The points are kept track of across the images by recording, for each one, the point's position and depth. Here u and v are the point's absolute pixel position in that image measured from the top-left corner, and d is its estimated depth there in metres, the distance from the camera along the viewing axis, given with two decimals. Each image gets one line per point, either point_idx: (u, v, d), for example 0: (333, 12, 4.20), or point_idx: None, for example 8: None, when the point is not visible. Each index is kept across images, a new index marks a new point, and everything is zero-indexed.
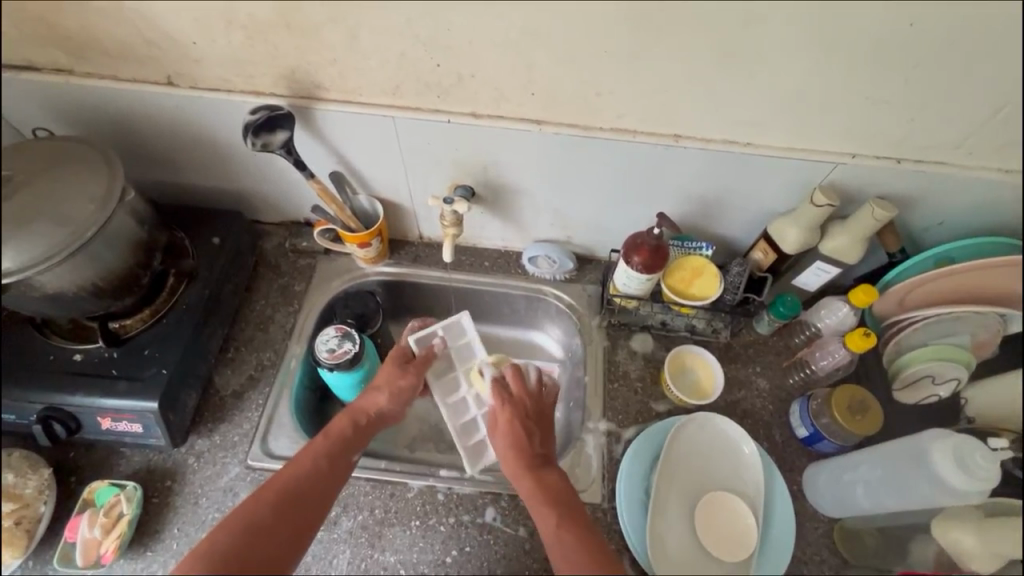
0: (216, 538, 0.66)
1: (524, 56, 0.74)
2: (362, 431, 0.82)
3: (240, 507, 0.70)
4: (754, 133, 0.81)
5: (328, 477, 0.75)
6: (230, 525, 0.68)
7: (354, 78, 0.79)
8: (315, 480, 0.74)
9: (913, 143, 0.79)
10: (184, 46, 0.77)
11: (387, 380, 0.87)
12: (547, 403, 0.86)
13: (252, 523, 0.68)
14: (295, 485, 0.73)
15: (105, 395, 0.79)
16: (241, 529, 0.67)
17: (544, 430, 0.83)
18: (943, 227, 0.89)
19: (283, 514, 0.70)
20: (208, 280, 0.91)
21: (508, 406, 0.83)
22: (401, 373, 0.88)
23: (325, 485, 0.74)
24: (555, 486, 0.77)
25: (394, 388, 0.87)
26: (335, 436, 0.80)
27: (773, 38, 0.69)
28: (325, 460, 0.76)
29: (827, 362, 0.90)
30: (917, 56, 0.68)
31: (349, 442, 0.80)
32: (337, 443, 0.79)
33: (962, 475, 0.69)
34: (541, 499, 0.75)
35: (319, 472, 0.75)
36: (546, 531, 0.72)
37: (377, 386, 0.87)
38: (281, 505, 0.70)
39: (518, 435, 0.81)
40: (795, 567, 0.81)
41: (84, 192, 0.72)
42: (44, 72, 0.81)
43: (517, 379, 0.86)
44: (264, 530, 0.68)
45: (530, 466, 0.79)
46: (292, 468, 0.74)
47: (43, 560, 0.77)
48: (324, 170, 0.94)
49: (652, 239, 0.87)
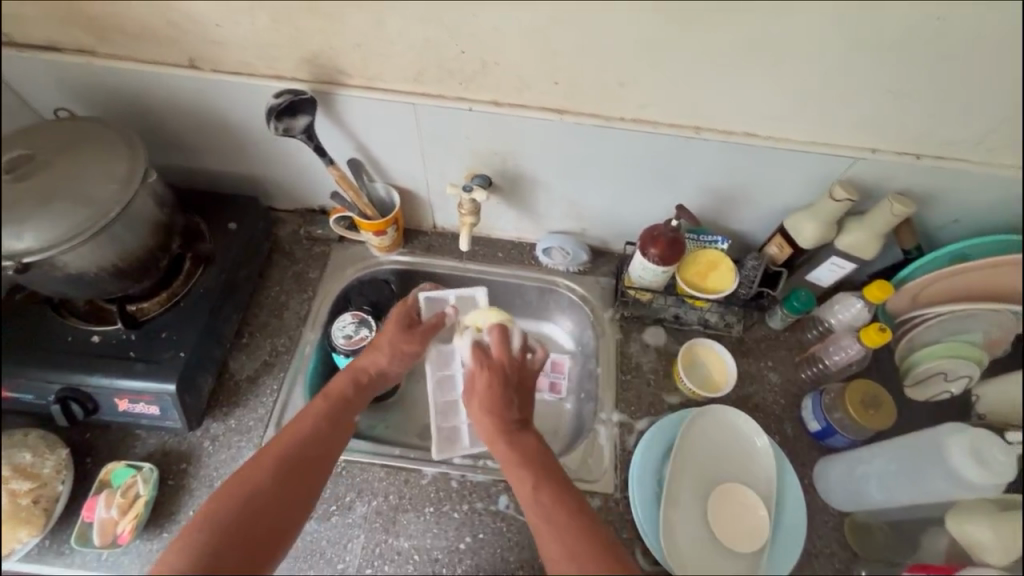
0: (222, 499, 0.67)
1: (548, 44, 0.74)
2: (362, 392, 0.83)
3: (239, 475, 0.70)
4: (774, 126, 0.81)
5: (326, 444, 0.75)
6: (232, 489, 0.68)
7: (376, 64, 0.79)
8: (313, 447, 0.74)
9: (933, 139, 0.79)
10: (208, 28, 0.77)
11: (391, 343, 0.86)
12: (529, 367, 0.85)
13: (252, 491, 0.68)
14: (298, 447, 0.73)
15: (123, 376, 0.79)
16: (242, 497, 0.68)
17: (523, 394, 0.83)
18: (960, 225, 0.89)
19: (287, 474, 0.71)
20: (224, 265, 0.91)
21: (485, 371, 0.81)
22: (406, 337, 0.87)
23: (327, 445, 0.75)
24: (530, 452, 0.77)
25: (397, 351, 0.86)
26: (334, 397, 0.80)
27: (798, 31, 0.69)
28: (324, 422, 0.77)
29: (841, 356, 0.91)
30: (944, 50, 0.68)
31: (344, 410, 0.80)
32: (337, 404, 0.80)
33: (977, 468, 0.70)
34: (519, 462, 0.76)
35: (315, 439, 0.75)
36: (523, 492, 0.74)
37: (381, 346, 0.86)
38: (281, 469, 0.71)
39: (498, 401, 0.80)
40: (806, 559, 0.82)
41: (106, 173, 0.71)
42: (66, 53, 0.81)
43: (500, 342, 0.84)
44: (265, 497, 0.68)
45: (502, 432, 0.79)
46: (294, 431, 0.75)
47: (59, 539, 0.78)
48: (342, 156, 0.94)
49: (670, 231, 0.88)
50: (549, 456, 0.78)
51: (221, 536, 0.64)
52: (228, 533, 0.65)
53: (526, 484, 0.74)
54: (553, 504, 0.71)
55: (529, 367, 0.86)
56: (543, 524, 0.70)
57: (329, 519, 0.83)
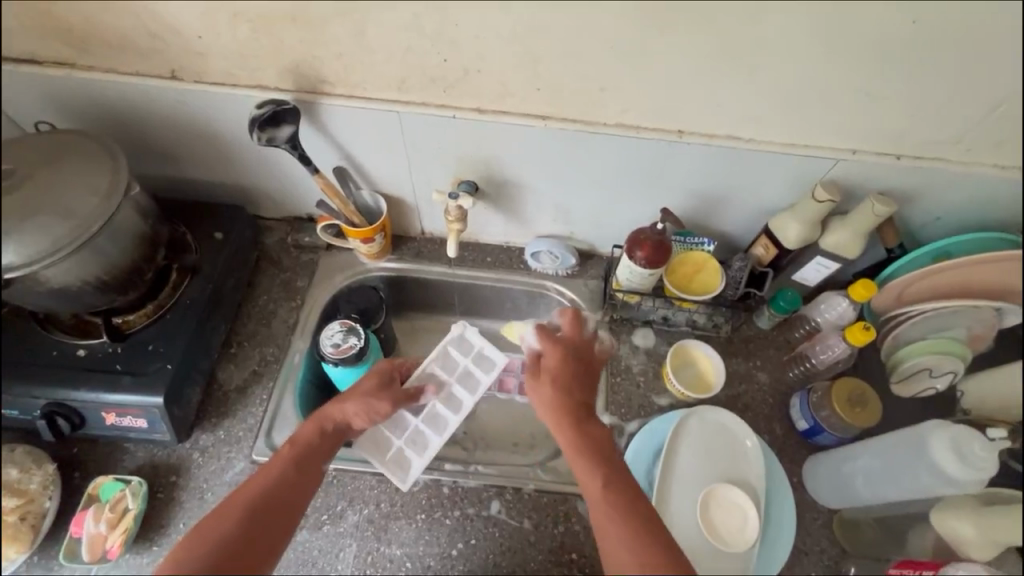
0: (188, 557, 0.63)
1: (530, 51, 0.75)
2: (328, 439, 0.78)
3: (204, 526, 0.65)
4: (756, 129, 0.82)
5: (289, 496, 0.71)
6: (200, 542, 0.64)
7: (359, 72, 0.79)
8: (280, 495, 0.70)
9: (912, 140, 0.80)
10: (188, 39, 0.76)
11: (364, 396, 0.83)
12: (598, 354, 0.86)
13: (214, 548, 0.63)
14: (263, 498, 0.69)
15: (109, 390, 0.79)
16: (210, 539, 0.64)
17: (591, 379, 0.83)
18: (940, 223, 0.90)
19: (253, 526, 0.66)
20: (211, 275, 0.91)
21: (561, 348, 0.82)
22: (379, 393, 0.85)
23: (294, 494, 0.71)
24: (601, 444, 0.75)
25: (368, 406, 0.82)
26: (300, 444, 0.76)
27: (776, 35, 0.70)
28: (292, 469, 0.73)
29: (827, 355, 0.92)
30: (919, 51, 0.69)
31: (316, 450, 0.76)
32: (303, 451, 0.75)
33: (957, 463, 0.71)
34: (589, 455, 0.74)
35: (273, 493, 0.70)
36: (591, 487, 0.71)
37: (353, 397, 0.83)
38: (248, 519, 0.66)
39: (569, 380, 0.80)
40: (795, 557, 0.83)
41: (89, 185, 0.70)
42: (45, 65, 0.81)
43: (573, 325, 0.85)
44: (236, 535, 0.65)
45: (573, 418, 0.77)
46: (259, 480, 0.70)
47: (48, 555, 0.77)
48: (327, 164, 0.93)
49: (655, 234, 0.88)
50: (615, 447, 0.77)
51: None
52: None
53: (597, 476, 0.71)
54: (620, 497, 0.69)
55: (598, 354, 0.87)
56: (608, 515, 0.68)
57: (320, 529, 0.82)
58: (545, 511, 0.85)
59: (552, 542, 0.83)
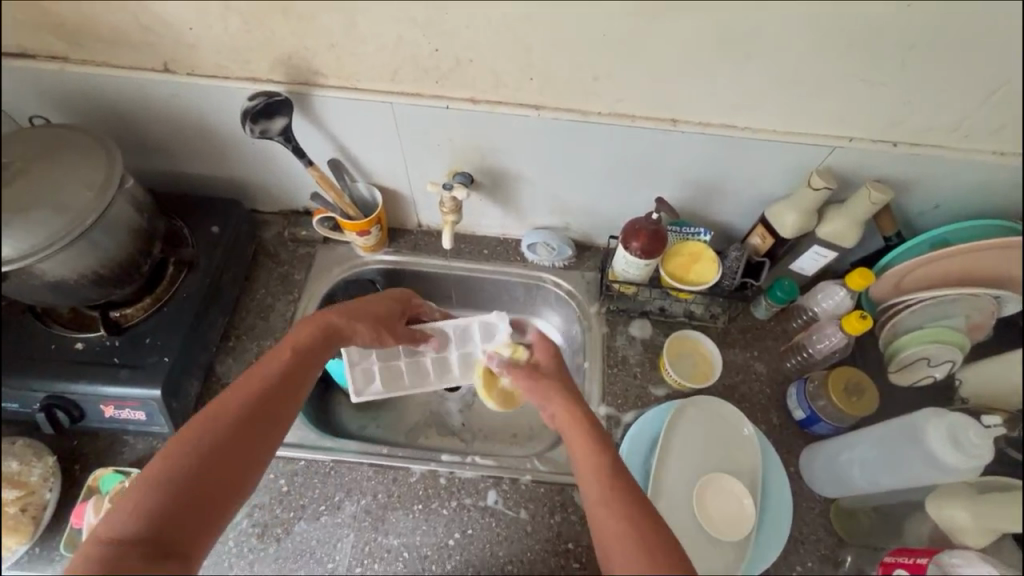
0: (173, 459, 0.63)
1: (522, 40, 0.74)
2: (326, 348, 0.78)
3: (193, 428, 0.65)
4: (752, 117, 0.81)
5: (281, 404, 0.71)
6: (187, 443, 0.64)
7: (351, 64, 0.79)
8: (268, 399, 0.70)
9: (909, 126, 0.79)
10: (181, 32, 0.76)
11: (371, 317, 0.84)
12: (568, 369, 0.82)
13: (204, 452, 0.64)
14: (253, 401, 0.69)
15: (108, 383, 0.80)
16: (200, 441, 0.64)
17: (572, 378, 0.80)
18: (938, 211, 0.89)
19: (241, 430, 0.67)
20: (207, 269, 0.91)
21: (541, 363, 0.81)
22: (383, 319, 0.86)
23: (285, 403, 0.71)
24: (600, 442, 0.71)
25: (374, 331, 0.85)
26: (298, 348, 0.75)
27: (767, 23, 0.69)
28: (285, 373, 0.72)
29: (824, 345, 0.91)
30: (913, 36, 0.68)
31: (312, 357, 0.76)
32: (299, 355, 0.75)
33: (956, 452, 0.70)
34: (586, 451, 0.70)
35: (265, 397, 0.70)
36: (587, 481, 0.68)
37: (360, 313, 0.83)
38: (237, 423, 0.67)
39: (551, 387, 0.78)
40: (792, 546, 0.83)
41: (82, 179, 0.70)
42: (38, 60, 0.81)
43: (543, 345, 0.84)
44: (224, 441, 0.65)
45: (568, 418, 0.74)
46: (249, 383, 0.70)
47: (49, 547, 0.78)
48: (322, 157, 0.93)
49: (650, 224, 0.88)
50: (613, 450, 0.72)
51: (178, 497, 0.61)
52: (181, 495, 0.61)
53: (598, 470, 0.68)
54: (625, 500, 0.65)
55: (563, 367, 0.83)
56: (611, 513, 0.64)
57: (318, 519, 0.83)
58: (542, 501, 0.85)
59: (548, 532, 0.83)
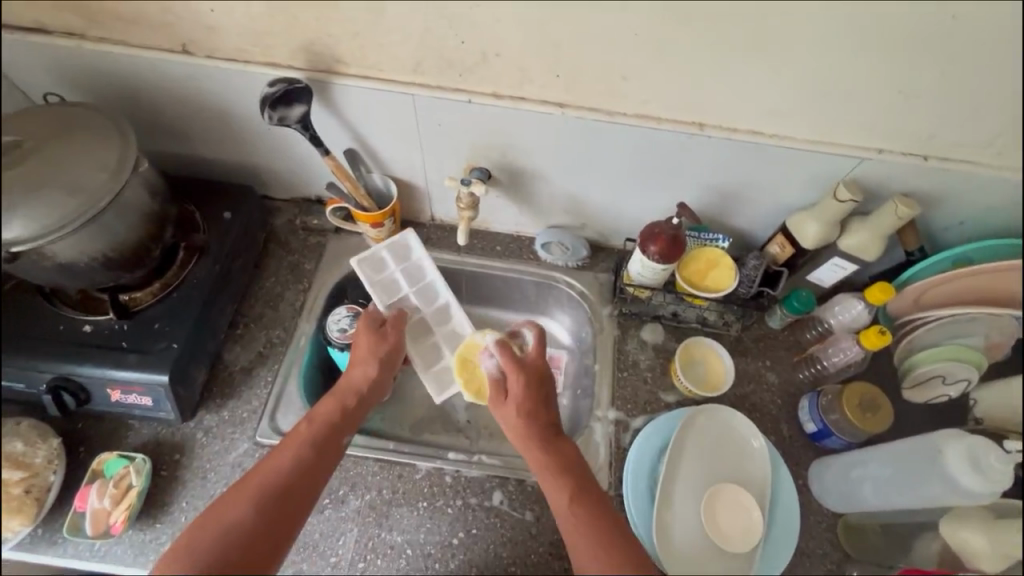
0: (211, 526, 0.66)
1: (550, 36, 0.73)
2: (349, 417, 0.80)
3: (220, 514, 0.68)
4: (780, 125, 0.80)
5: (313, 462, 0.73)
6: (214, 526, 0.66)
7: (374, 54, 0.78)
8: (296, 486, 0.71)
9: (941, 141, 0.77)
10: (202, 13, 0.75)
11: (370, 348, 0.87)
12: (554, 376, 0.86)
13: (232, 522, 0.66)
14: (276, 486, 0.70)
15: (115, 367, 0.79)
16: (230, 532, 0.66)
17: (548, 398, 0.83)
18: (964, 228, 0.87)
19: (268, 514, 0.68)
20: (218, 255, 0.89)
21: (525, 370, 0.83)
22: (380, 339, 0.88)
23: (310, 478, 0.72)
24: (571, 461, 0.77)
25: (373, 350, 0.87)
26: (319, 423, 0.77)
27: (805, 28, 0.68)
28: (310, 450, 0.74)
29: (840, 358, 0.90)
30: (953, 48, 0.67)
31: (335, 428, 0.78)
32: (322, 431, 0.76)
33: (977, 477, 0.69)
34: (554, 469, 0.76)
35: (291, 483, 0.71)
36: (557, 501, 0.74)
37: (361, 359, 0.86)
38: (264, 512, 0.68)
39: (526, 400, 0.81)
40: (797, 559, 0.83)
41: (97, 161, 0.67)
42: (55, 35, 0.79)
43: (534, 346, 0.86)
44: (251, 520, 0.67)
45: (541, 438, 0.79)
46: (274, 466, 0.72)
47: (52, 528, 0.78)
48: (338, 146, 0.92)
49: (670, 229, 0.86)
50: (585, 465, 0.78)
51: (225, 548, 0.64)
52: (226, 545, 0.64)
53: (563, 490, 0.74)
54: (587, 514, 0.71)
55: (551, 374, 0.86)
56: (575, 528, 0.71)
57: (322, 513, 0.82)
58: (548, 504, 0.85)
59: (554, 535, 0.83)
